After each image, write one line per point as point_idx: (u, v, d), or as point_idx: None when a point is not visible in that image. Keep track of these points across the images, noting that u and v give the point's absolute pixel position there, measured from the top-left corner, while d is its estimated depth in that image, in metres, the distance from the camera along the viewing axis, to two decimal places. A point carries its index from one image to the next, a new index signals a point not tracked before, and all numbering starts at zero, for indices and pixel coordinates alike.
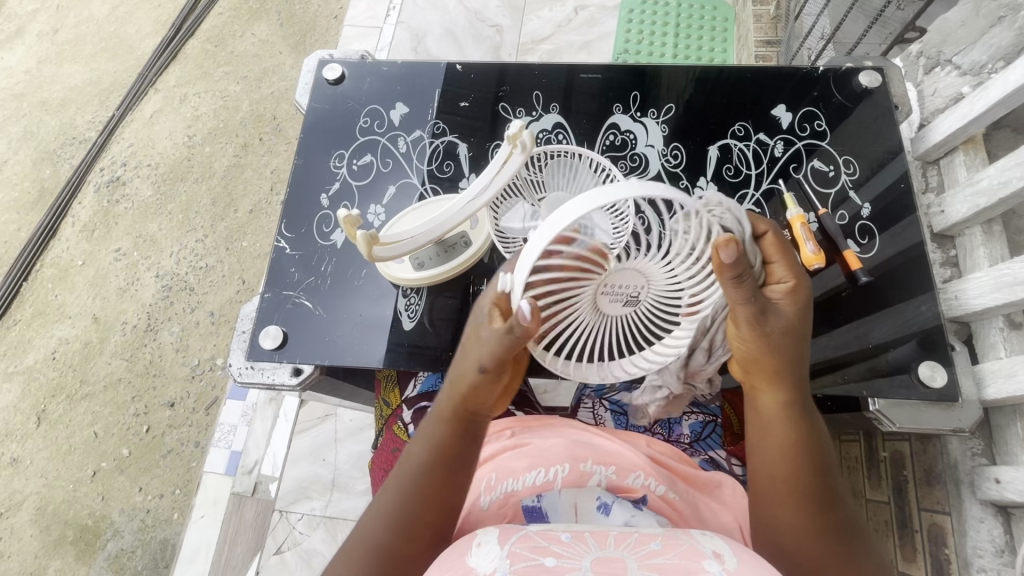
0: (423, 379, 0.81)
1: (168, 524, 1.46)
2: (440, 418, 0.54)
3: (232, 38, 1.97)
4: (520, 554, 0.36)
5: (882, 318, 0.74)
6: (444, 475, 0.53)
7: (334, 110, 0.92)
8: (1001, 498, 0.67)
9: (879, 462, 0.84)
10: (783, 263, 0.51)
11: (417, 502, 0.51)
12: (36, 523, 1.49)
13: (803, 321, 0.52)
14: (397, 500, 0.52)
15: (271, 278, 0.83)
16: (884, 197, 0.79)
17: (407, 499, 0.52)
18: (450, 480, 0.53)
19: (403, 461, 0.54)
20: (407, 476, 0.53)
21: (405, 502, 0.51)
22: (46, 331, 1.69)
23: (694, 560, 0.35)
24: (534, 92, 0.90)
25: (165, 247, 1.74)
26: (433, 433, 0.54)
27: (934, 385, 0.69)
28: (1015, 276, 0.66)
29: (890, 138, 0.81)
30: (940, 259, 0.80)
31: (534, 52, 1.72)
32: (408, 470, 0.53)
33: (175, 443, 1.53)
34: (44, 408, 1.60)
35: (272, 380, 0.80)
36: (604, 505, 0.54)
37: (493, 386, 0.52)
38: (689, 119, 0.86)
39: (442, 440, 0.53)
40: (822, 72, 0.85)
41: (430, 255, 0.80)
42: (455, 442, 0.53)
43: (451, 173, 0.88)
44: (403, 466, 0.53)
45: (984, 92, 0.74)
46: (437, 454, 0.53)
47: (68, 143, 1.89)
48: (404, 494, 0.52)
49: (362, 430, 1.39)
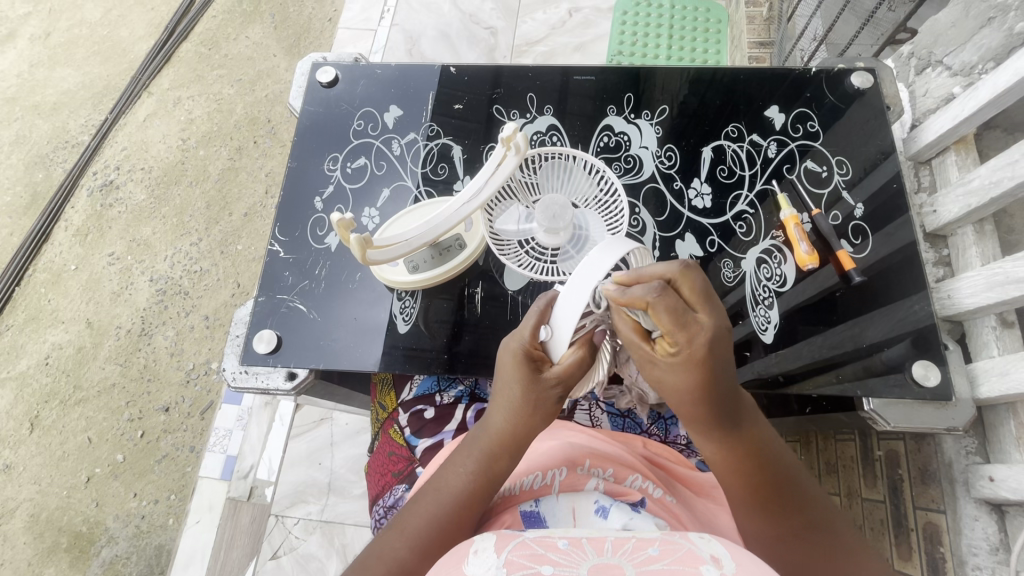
0: (417, 383, 0.81)
1: (163, 530, 1.45)
2: (486, 432, 0.57)
3: (226, 41, 1.96)
4: (517, 562, 0.36)
5: (876, 318, 0.74)
6: (473, 495, 0.54)
7: (327, 113, 0.92)
8: (994, 496, 0.68)
9: (874, 461, 0.85)
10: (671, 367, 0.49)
11: (444, 521, 0.53)
12: (28, 531, 1.48)
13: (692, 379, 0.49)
14: (427, 519, 0.54)
15: (265, 282, 0.83)
16: (876, 197, 0.79)
17: (438, 520, 0.53)
18: (479, 501, 0.54)
19: (436, 486, 0.56)
20: (444, 497, 0.54)
21: (435, 523, 0.53)
22: (39, 336, 1.67)
23: (691, 566, 0.35)
24: (528, 95, 0.90)
25: (158, 251, 1.73)
26: (471, 455, 0.56)
27: (928, 384, 0.70)
28: (1007, 276, 0.67)
29: (883, 138, 0.82)
30: (932, 259, 0.80)
31: (529, 54, 1.72)
32: (443, 492, 0.55)
33: (170, 448, 1.52)
34: (36, 414, 1.59)
35: (266, 383, 0.79)
36: (602, 508, 0.52)
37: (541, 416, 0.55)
38: (682, 121, 0.87)
39: (482, 463, 0.56)
40: (815, 74, 0.86)
41: (425, 258, 0.80)
42: (496, 462, 0.56)
43: (445, 176, 0.88)
44: (436, 488, 0.56)
45: (974, 93, 0.74)
46: (476, 478, 0.55)
47: (61, 147, 1.88)
48: (439, 514, 0.53)
49: (358, 434, 1.39)
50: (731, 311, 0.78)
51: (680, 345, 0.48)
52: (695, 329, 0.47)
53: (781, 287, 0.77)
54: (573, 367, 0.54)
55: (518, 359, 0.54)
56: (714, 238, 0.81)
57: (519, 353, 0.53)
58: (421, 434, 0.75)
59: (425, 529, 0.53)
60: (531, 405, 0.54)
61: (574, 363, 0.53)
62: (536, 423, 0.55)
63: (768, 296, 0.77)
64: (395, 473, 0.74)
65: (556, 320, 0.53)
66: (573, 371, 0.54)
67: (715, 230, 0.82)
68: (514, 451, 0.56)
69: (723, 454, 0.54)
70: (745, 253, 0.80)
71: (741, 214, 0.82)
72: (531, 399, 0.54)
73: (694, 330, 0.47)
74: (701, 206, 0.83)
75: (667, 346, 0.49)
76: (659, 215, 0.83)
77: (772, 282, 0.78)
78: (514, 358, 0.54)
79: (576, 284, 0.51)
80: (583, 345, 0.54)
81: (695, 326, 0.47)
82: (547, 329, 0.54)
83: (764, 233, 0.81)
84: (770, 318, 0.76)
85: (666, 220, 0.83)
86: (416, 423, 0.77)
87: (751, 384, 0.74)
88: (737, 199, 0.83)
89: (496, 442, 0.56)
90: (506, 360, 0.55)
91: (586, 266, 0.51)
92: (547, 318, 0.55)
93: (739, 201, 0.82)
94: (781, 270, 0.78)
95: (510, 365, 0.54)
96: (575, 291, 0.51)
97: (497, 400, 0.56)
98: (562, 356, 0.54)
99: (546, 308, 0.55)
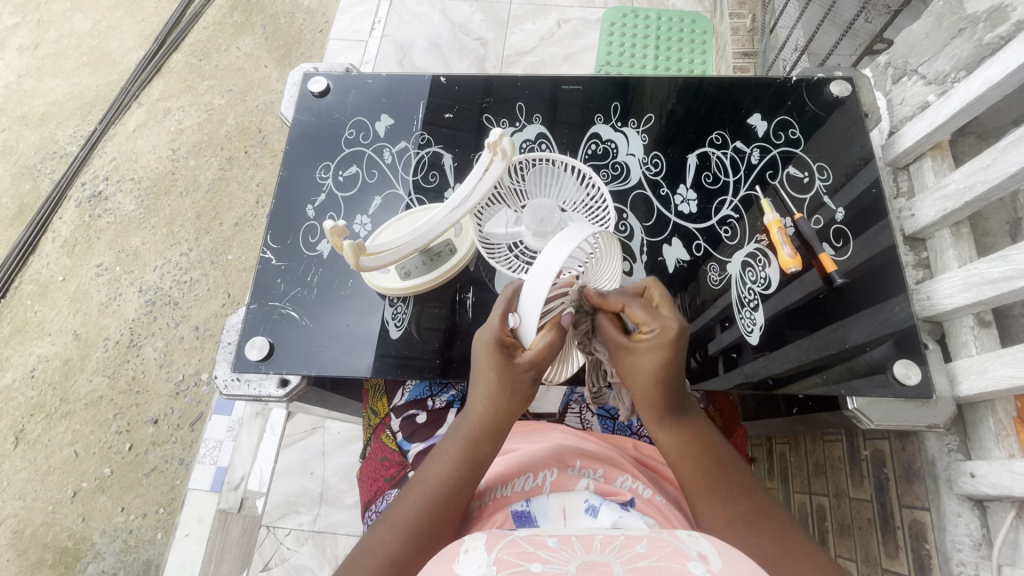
0: (410, 388, 0.82)
1: (151, 544, 1.43)
2: (468, 420, 0.58)
3: (217, 52, 1.97)
4: (507, 560, 0.36)
5: (859, 319, 0.76)
6: (460, 483, 0.55)
7: (319, 122, 0.93)
8: (976, 492, 0.69)
9: (861, 461, 0.86)
10: (648, 355, 0.55)
11: (433, 509, 0.54)
12: (12, 548, 1.45)
13: (665, 364, 0.55)
14: (414, 510, 0.54)
15: (257, 289, 0.83)
16: (857, 202, 0.81)
17: (424, 509, 0.54)
18: (465, 486, 0.55)
19: (420, 478, 0.56)
20: (429, 486, 0.55)
21: (421, 512, 0.54)
22: (25, 349, 1.65)
23: (679, 562, 0.36)
24: (517, 104, 0.91)
25: (148, 262, 1.72)
26: (454, 445, 0.57)
27: (909, 382, 0.72)
28: (982, 276, 0.69)
29: (862, 145, 0.84)
30: (912, 261, 0.82)
31: (519, 64, 1.74)
32: (430, 483, 0.55)
33: (159, 460, 1.51)
34: (22, 428, 1.57)
35: (258, 392, 0.79)
36: (592, 506, 0.52)
37: (511, 398, 0.57)
38: (669, 129, 0.89)
39: (466, 449, 0.57)
40: (796, 83, 0.88)
41: (416, 264, 0.81)
42: (479, 447, 0.57)
43: (436, 184, 0.89)
44: (422, 481, 0.56)
45: (947, 101, 0.77)
46: (459, 464, 0.56)
47: (49, 158, 1.87)
48: (425, 500, 0.54)
49: (351, 443, 1.39)
50: (718, 314, 0.79)
51: (652, 332, 0.55)
52: (665, 319, 0.55)
53: (766, 290, 0.79)
54: (544, 351, 0.56)
55: (490, 348, 0.56)
56: (700, 242, 0.83)
57: (489, 342, 0.56)
58: (413, 439, 0.75)
59: (414, 519, 0.53)
60: (510, 387, 0.56)
61: (545, 347, 0.56)
62: (516, 405, 0.57)
63: (754, 298, 0.79)
64: (388, 478, 0.74)
65: (521, 309, 0.55)
66: (544, 355, 0.56)
67: (701, 234, 0.83)
68: (495, 433, 0.57)
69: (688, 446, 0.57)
70: (730, 257, 0.82)
71: (726, 219, 0.84)
72: (507, 381, 0.56)
73: (664, 324, 0.55)
74: (687, 211, 0.85)
75: (642, 335, 0.56)
76: (647, 220, 0.84)
77: (757, 285, 0.79)
78: (488, 347, 0.56)
79: (536, 272, 0.51)
80: (552, 329, 0.56)
81: (665, 319, 0.56)
82: (515, 318, 0.56)
83: (748, 238, 0.82)
84: (756, 320, 0.78)
85: (653, 225, 0.84)
86: (409, 428, 0.77)
87: (740, 386, 0.75)
88: (722, 204, 0.84)
89: (478, 428, 0.57)
90: (479, 349, 0.57)
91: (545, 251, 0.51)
92: (514, 307, 0.57)
93: (724, 206, 0.84)
94: (766, 273, 0.80)
95: (484, 353, 0.56)
96: (533, 280, 0.52)
97: (476, 386, 0.58)
98: (532, 341, 0.56)
99: (512, 298, 0.57)
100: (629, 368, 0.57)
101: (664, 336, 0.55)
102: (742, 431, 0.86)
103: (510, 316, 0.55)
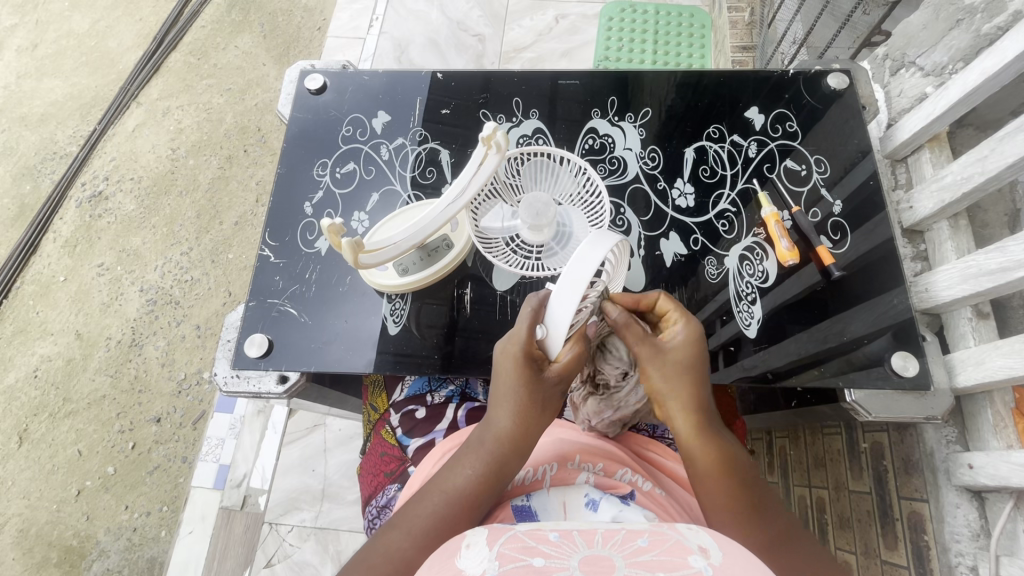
0: (409, 383, 0.83)
1: (155, 542, 1.44)
2: (491, 434, 0.57)
3: (215, 51, 1.97)
4: (509, 556, 0.36)
5: (857, 313, 0.76)
6: (478, 495, 0.55)
7: (317, 120, 0.93)
8: (974, 483, 0.70)
9: (860, 453, 0.85)
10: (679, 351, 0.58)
11: (449, 518, 0.54)
12: (18, 546, 1.46)
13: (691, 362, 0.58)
14: (431, 519, 0.53)
15: (256, 287, 0.83)
16: (855, 195, 0.81)
17: (442, 517, 0.54)
18: (484, 500, 0.55)
19: (439, 486, 0.56)
20: (448, 493, 0.55)
21: (438, 519, 0.53)
22: (27, 349, 1.66)
23: (680, 556, 0.36)
24: (514, 99, 0.91)
25: (148, 261, 1.73)
26: (475, 456, 0.56)
27: (907, 374, 0.72)
28: (979, 268, 0.69)
29: (860, 138, 0.84)
30: (910, 254, 0.82)
31: (517, 60, 1.74)
32: (448, 494, 0.55)
33: (162, 459, 1.51)
34: (25, 427, 1.57)
35: (258, 388, 0.79)
36: (592, 501, 0.53)
37: (538, 416, 0.57)
38: (667, 123, 0.88)
39: (489, 463, 0.56)
40: (793, 76, 0.88)
41: (413, 260, 0.80)
42: (503, 462, 0.56)
43: (433, 180, 0.89)
44: (439, 490, 0.56)
45: (945, 93, 0.77)
46: (480, 478, 0.55)
47: (49, 158, 1.87)
48: (441, 507, 0.54)
49: (352, 439, 1.39)
50: (717, 308, 0.79)
51: (680, 329, 0.59)
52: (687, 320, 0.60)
53: (764, 284, 0.79)
54: (571, 363, 0.57)
55: (519, 361, 0.55)
56: (698, 236, 0.83)
57: (517, 354, 0.55)
58: (413, 434, 0.76)
59: (429, 528, 0.53)
60: (538, 405, 0.57)
61: (571, 359, 0.57)
62: (542, 421, 0.58)
63: (751, 292, 0.79)
64: (388, 473, 0.74)
65: (551, 320, 0.55)
66: (571, 366, 0.57)
67: (698, 228, 0.83)
68: (519, 450, 0.57)
69: (716, 453, 0.55)
70: (728, 250, 0.82)
71: (723, 213, 0.84)
72: (537, 398, 0.56)
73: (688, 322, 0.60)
74: (684, 206, 0.85)
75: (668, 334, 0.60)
76: (644, 214, 0.84)
77: (754, 279, 0.79)
78: (516, 361, 0.55)
79: (565, 283, 0.51)
80: (578, 342, 0.58)
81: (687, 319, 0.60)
82: (541, 330, 0.55)
83: (746, 231, 0.82)
84: (753, 314, 0.78)
85: (650, 219, 0.84)
86: (408, 423, 0.78)
87: (740, 381, 0.75)
88: (720, 198, 0.84)
89: (503, 444, 0.57)
90: (505, 363, 0.57)
91: (576, 260, 0.51)
92: (541, 319, 0.56)
93: (722, 200, 0.84)
94: (763, 267, 0.80)
95: (510, 367, 0.56)
96: (564, 292, 0.52)
97: (500, 401, 0.58)
98: (558, 354, 0.57)
99: (539, 308, 0.56)
100: (660, 366, 0.58)
101: (692, 333, 0.59)
102: (741, 423, 0.87)
103: (538, 328, 0.55)
